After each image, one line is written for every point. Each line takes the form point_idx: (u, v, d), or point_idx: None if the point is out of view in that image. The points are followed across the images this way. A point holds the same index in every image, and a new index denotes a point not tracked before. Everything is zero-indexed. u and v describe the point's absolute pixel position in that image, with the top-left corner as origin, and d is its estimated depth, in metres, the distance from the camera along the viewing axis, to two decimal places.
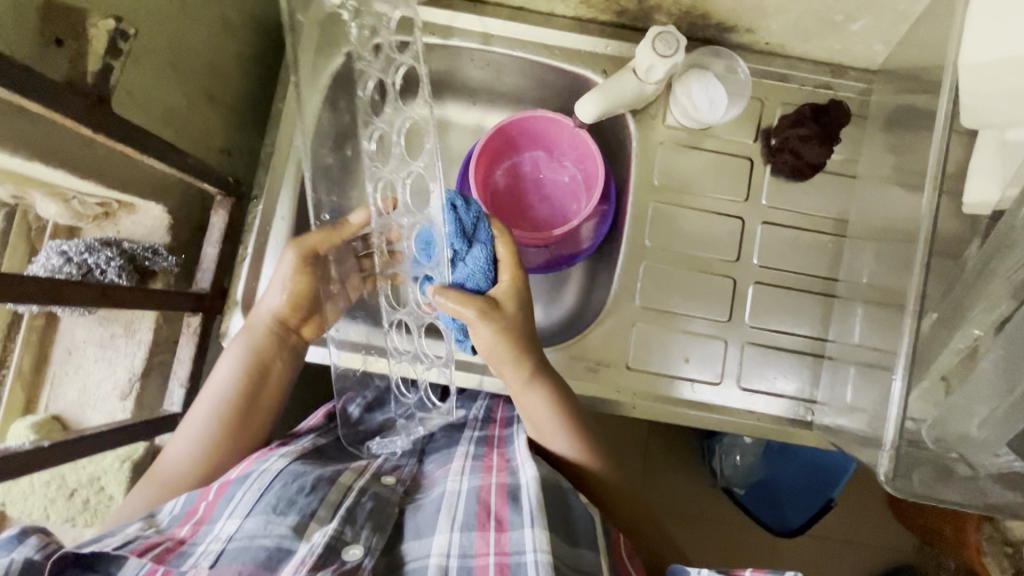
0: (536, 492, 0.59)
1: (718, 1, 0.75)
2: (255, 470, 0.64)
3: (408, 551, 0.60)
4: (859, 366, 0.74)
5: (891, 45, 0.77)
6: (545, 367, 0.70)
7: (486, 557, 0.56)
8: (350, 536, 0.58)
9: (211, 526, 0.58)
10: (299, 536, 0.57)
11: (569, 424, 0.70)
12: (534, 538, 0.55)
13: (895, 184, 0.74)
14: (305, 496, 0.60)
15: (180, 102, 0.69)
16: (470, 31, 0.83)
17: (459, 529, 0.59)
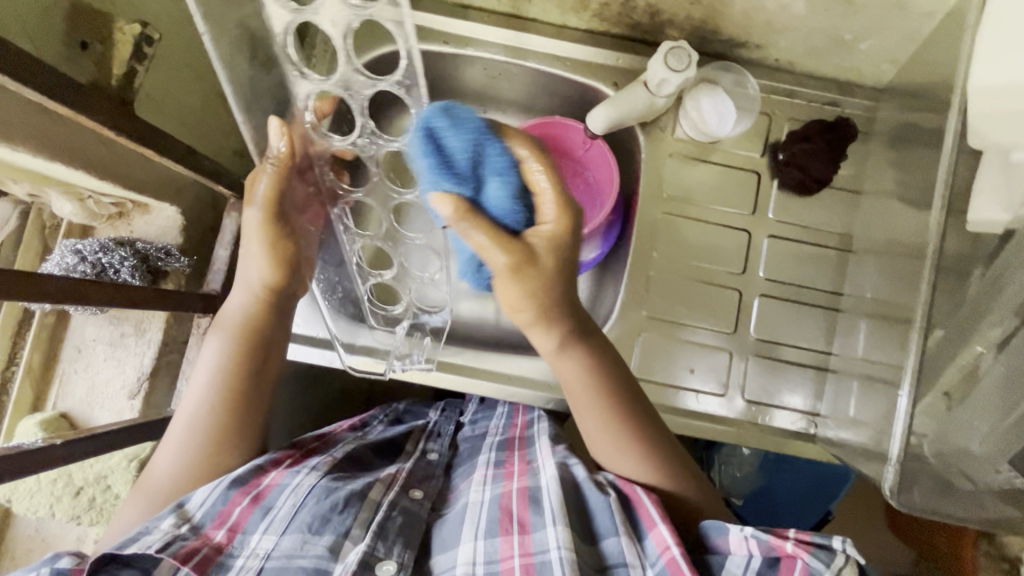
0: (559, 498, 0.60)
1: (729, 18, 0.76)
2: (288, 483, 0.63)
3: (436, 565, 0.61)
4: (863, 380, 0.75)
5: (898, 64, 0.78)
6: (592, 345, 0.66)
7: (510, 560, 0.57)
8: (383, 552, 0.59)
9: (246, 538, 0.59)
10: (335, 557, 0.58)
11: (619, 412, 0.66)
12: (556, 535, 0.57)
13: (900, 200, 0.75)
14: (339, 513, 0.61)
15: (197, 105, 0.69)
16: (483, 41, 0.83)
17: (483, 538, 0.60)
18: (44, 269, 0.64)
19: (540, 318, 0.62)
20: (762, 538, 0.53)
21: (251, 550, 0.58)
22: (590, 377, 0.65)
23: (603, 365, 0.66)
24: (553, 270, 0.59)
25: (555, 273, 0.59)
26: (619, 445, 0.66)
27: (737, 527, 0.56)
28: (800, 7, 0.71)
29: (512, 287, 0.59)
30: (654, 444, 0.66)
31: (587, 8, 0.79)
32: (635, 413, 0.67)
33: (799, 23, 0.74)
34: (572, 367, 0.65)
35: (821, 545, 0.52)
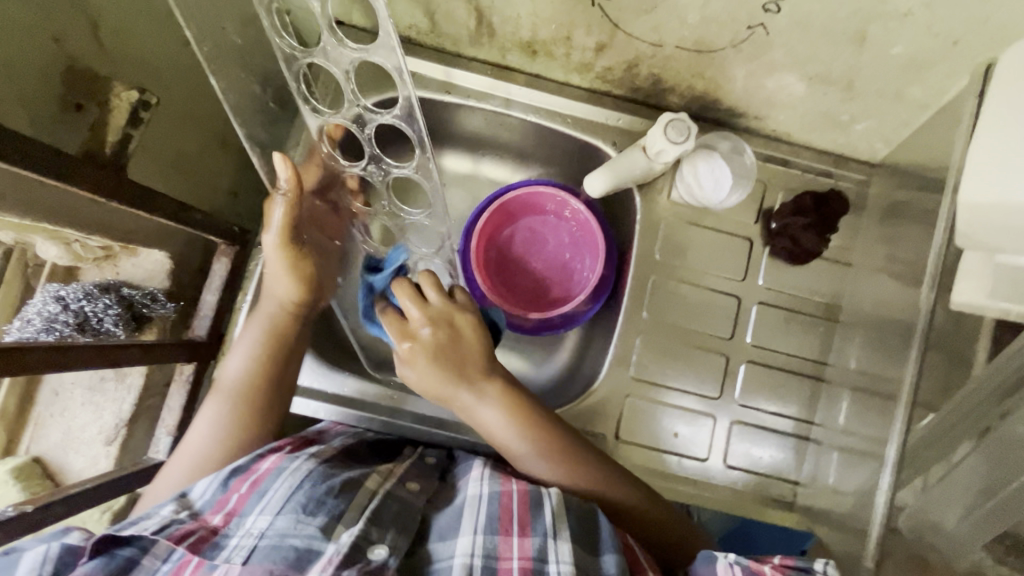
0: (559, 505, 0.60)
1: (729, 91, 0.76)
2: (286, 466, 0.62)
3: (434, 551, 0.58)
4: (843, 454, 0.76)
5: (892, 144, 0.79)
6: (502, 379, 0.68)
7: (510, 560, 0.55)
8: (377, 536, 0.57)
9: (242, 519, 0.57)
10: (327, 537, 0.55)
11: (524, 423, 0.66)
12: (557, 549, 0.56)
13: (888, 279, 0.76)
14: (334, 497, 0.59)
15: (193, 151, 0.69)
16: (486, 93, 0.83)
17: (483, 532, 0.58)
18: (25, 316, 0.63)
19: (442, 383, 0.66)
20: (743, 561, 0.55)
21: (246, 529, 0.56)
22: (506, 409, 0.67)
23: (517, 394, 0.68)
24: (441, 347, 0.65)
25: (472, 346, 0.66)
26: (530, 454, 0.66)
27: (721, 556, 0.56)
28: (800, 88, 0.72)
29: (422, 366, 0.66)
30: (564, 449, 0.67)
31: (591, 71, 0.79)
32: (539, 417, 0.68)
33: (798, 102, 0.75)
34: (490, 414, 0.66)
35: (801, 569, 0.55)
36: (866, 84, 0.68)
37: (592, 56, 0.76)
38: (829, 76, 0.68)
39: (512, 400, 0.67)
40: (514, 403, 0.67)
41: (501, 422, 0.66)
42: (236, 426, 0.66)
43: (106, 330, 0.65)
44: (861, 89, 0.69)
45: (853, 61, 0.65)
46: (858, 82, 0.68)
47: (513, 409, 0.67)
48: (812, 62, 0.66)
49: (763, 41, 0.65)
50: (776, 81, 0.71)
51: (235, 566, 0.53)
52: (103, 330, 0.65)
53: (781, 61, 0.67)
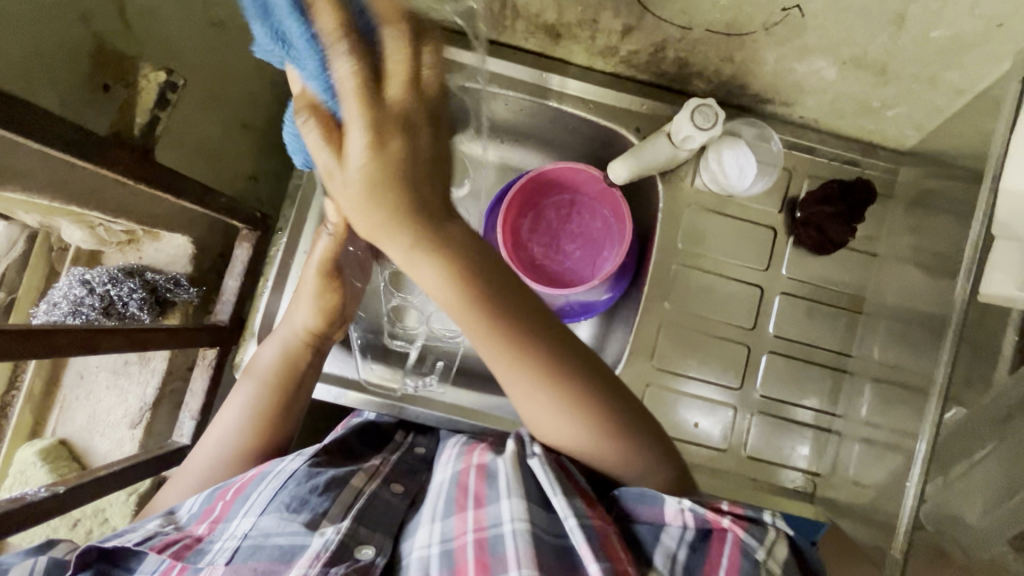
0: (513, 469, 0.60)
1: (757, 77, 0.74)
2: (272, 469, 0.62)
3: (410, 547, 0.59)
4: (865, 444, 0.76)
5: (923, 132, 0.77)
6: (459, 242, 0.50)
7: (464, 536, 0.55)
8: (364, 537, 0.58)
9: (227, 524, 0.59)
10: (312, 531, 0.57)
11: (549, 373, 0.57)
12: (511, 510, 0.55)
13: (915, 269, 0.75)
14: (319, 495, 0.60)
15: (215, 134, 0.69)
16: (507, 77, 0.82)
17: (439, 518, 0.58)
18: (54, 299, 0.65)
19: (380, 222, 0.46)
20: (699, 510, 0.54)
21: (229, 533, 0.58)
22: (490, 331, 0.54)
23: (510, 302, 0.54)
24: (381, 165, 0.43)
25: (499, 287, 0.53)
26: (545, 395, 0.58)
27: (672, 500, 0.55)
28: (832, 72, 0.70)
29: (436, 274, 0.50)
30: (585, 402, 0.59)
31: (615, 54, 0.78)
32: (557, 362, 0.57)
33: (828, 87, 0.73)
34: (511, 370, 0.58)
35: (755, 521, 0.54)
36: (900, 69, 0.66)
37: (618, 40, 0.74)
38: (863, 60, 0.66)
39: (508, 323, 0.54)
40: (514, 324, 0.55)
41: (443, 286, 0.50)
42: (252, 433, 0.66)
43: (131, 314, 0.66)
44: (895, 74, 0.67)
45: (890, 44, 0.63)
46: (892, 66, 0.66)
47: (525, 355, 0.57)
48: (848, 45, 0.64)
49: (797, 24, 0.63)
50: (807, 65, 0.70)
51: (218, 568, 0.55)
52: (128, 314, 0.66)
53: (815, 44, 0.66)
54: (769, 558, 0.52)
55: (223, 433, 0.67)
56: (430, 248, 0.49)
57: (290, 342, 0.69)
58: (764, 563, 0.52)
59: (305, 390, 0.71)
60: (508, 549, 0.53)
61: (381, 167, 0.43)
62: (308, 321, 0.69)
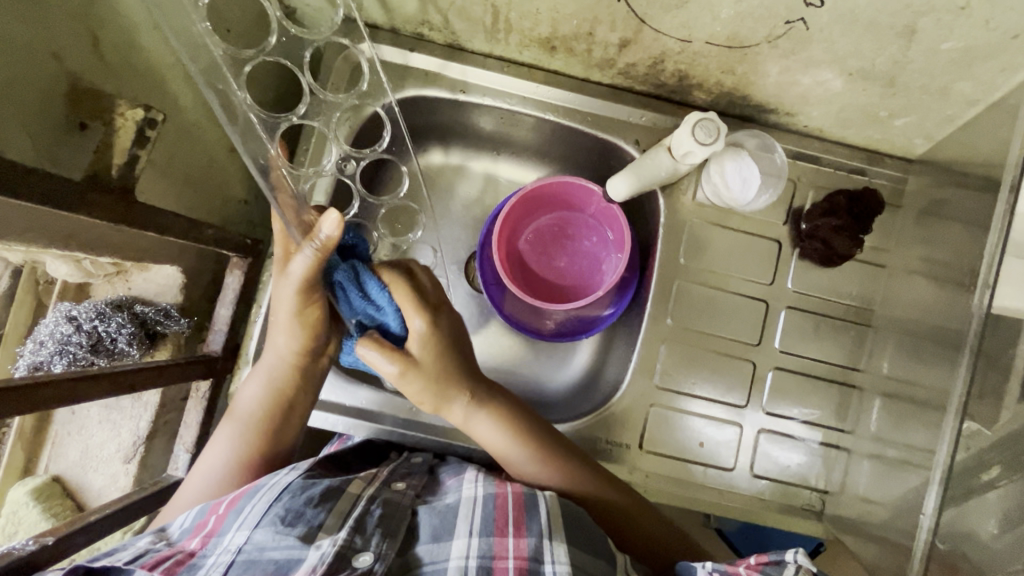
0: (555, 505, 0.62)
1: (760, 88, 0.72)
2: (264, 484, 0.62)
3: (424, 555, 0.58)
4: (875, 462, 0.74)
5: (932, 141, 0.74)
6: (493, 396, 0.73)
7: (506, 560, 0.56)
8: (361, 544, 0.56)
9: (220, 538, 0.56)
10: (308, 544, 0.56)
11: (521, 431, 0.71)
12: (554, 550, 0.57)
13: (926, 283, 0.73)
14: (314, 507, 0.59)
15: (201, 161, 0.67)
16: (500, 91, 0.80)
17: (477, 534, 0.58)
18: (40, 336, 0.64)
19: (442, 402, 0.70)
20: (722, 568, 0.55)
21: (224, 547, 0.56)
22: (498, 421, 0.71)
23: (507, 405, 0.73)
24: (433, 358, 0.68)
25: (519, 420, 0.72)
26: (521, 450, 0.70)
27: (701, 566, 0.57)
28: (838, 84, 0.67)
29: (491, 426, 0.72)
30: (559, 455, 0.71)
31: (613, 67, 0.75)
32: (531, 422, 0.72)
33: (834, 98, 0.70)
34: (519, 461, 0.70)
35: (775, 562, 0.53)
36: (910, 80, 0.64)
37: (616, 53, 0.72)
38: (871, 72, 0.64)
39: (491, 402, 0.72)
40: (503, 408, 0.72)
41: (496, 433, 0.71)
42: (245, 462, 0.67)
43: (121, 350, 0.65)
44: (903, 85, 0.65)
45: (899, 57, 0.61)
46: (901, 77, 0.64)
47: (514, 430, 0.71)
48: (855, 57, 0.62)
49: (802, 37, 0.61)
50: (813, 77, 0.67)
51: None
52: (117, 350, 0.65)
53: (820, 56, 0.63)
54: None
55: (210, 469, 0.66)
56: (477, 399, 0.72)
57: (268, 378, 0.68)
58: None
59: (299, 414, 0.70)
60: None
61: (434, 343, 0.67)
62: (291, 346, 0.65)
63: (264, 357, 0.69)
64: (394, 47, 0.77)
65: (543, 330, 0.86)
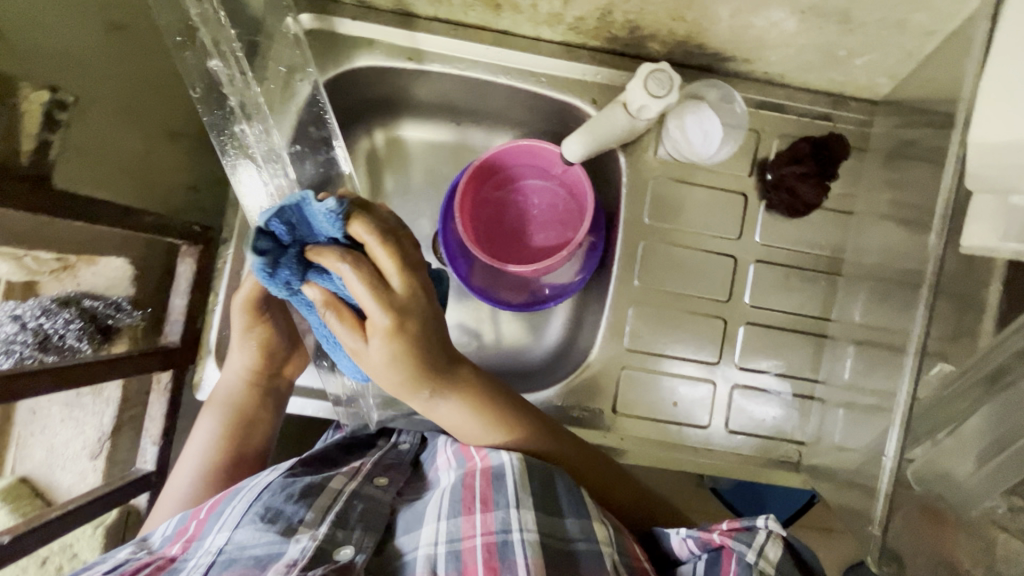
0: (521, 474, 0.59)
1: (713, 35, 0.69)
2: (244, 486, 0.62)
3: (402, 546, 0.58)
4: (850, 408, 0.73)
5: (896, 79, 0.72)
6: (461, 376, 0.67)
7: (473, 539, 0.55)
8: (343, 537, 0.57)
9: (201, 542, 0.58)
10: (287, 539, 0.56)
11: (485, 409, 0.67)
12: (521, 519, 0.56)
13: (895, 223, 0.71)
14: (294, 503, 0.59)
15: (139, 148, 0.65)
16: (449, 57, 0.78)
17: (446, 518, 0.57)
18: None
19: (408, 382, 0.63)
20: (696, 534, 0.56)
21: (204, 549, 0.56)
22: (465, 403, 0.66)
23: (469, 384, 0.67)
24: (396, 363, 0.61)
25: (422, 344, 0.62)
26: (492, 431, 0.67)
27: (677, 531, 0.59)
28: (792, 24, 0.65)
29: (449, 402, 0.66)
30: (526, 430, 0.67)
31: (562, 22, 0.72)
32: (487, 386, 0.68)
33: (790, 41, 0.68)
34: (463, 417, 0.67)
35: (747, 527, 0.53)
36: (864, 14, 0.61)
37: (561, 6, 0.69)
38: (824, 8, 0.61)
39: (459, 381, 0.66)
40: (469, 386, 0.67)
41: (460, 412, 0.67)
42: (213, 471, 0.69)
43: (70, 346, 0.63)
44: (858, 21, 0.62)
45: None
46: (854, 11, 0.61)
47: (471, 399, 0.67)
48: None
49: None
50: (765, 18, 0.64)
51: None
52: (66, 346, 0.63)
53: None
54: (761, 559, 0.51)
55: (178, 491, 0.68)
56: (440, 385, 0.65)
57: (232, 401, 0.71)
58: (756, 565, 0.51)
59: (261, 430, 0.73)
60: (516, 558, 0.54)
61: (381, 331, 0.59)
62: (248, 362, 0.71)
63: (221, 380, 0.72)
64: (339, 16, 0.75)
65: (528, 303, 0.84)
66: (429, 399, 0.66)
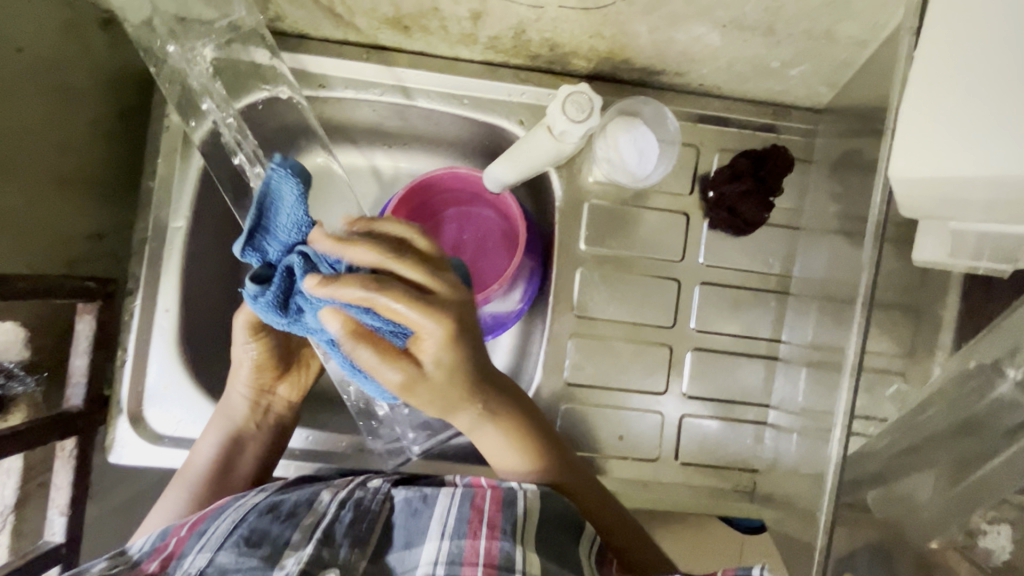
0: (534, 504, 0.55)
1: (637, 50, 0.65)
2: (229, 503, 0.57)
3: (393, 564, 0.53)
4: (799, 438, 0.69)
5: (836, 87, 0.67)
6: (506, 398, 0.61)
7: (474, 569, 0.50)
8: (329, 557, 0.52)
9: (180, 562, 0.52)
10: (271, 565, 0.51)
11: (524, 439, 0.62)
12: (527, 561, 0.50)
13: (838, 243, 0.67)
14: (279, 524, 0.54)
15: (21, 204, 0.59)
16: (365, 82, 0.73)
17: (448, 538, 0.52)
18: None
19: (454, 404, 0.57)
20: None
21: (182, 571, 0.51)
22: (505, 432, 0.61)
23: (514, 412, 0.61)
24: (445, 385, 0.54)
25: (469, 364, 0.54)
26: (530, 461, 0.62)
27: None
28: (715, 38, 0.60)
29: (490, 428, 0.60)
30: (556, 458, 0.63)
31: (477, 42, 0.67)
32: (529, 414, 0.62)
33: (717, 54, 0.63)
34: (493, 439, 0.61)
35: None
36: (789, 26, 0.56)
37: (472, 26, 0.64)
38: (745, 22, 0.56)
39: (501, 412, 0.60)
40: (513, 412, 0.62)
41: (501, 444, 0.61)
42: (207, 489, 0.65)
43: None
44: (784, 33, 0.58)
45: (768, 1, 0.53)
46: (778, 24, 0.56)
47: (513, 427, 0.61)
48: (721, 7, 0.55)
49: None
50: (686, 33, 0.60)
51: None
52: None
53: (683, 10, 0.56)
54: None
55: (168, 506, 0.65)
56: (488, 407, 0.59)
57: (236, 419, 0.68)
58: None
59: (262, 446, 0.70)
60: None
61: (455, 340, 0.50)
62: (251, 377, 0.69)
63: (228, 396, 0.69)
64: None
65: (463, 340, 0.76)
66: (468, 422, 0.60)
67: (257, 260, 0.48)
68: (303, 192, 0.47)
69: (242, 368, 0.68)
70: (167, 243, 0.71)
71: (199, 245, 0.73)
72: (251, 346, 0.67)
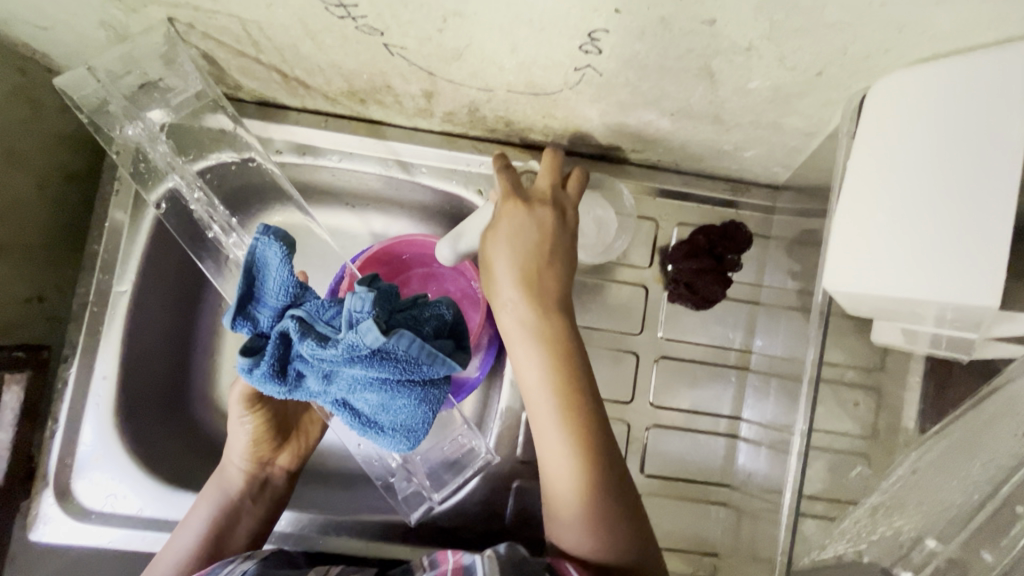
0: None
1: (592, 130, 0.65)
2: None
3: None
4: (755, 526, 0.66)
5: (791, 169, 0.67)
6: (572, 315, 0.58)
7: None
8: None
9: None
10: None
11: (569, 413, 0.54)
12: None
13: (791, 326, 0.66)
14: None
15: None
16: (323, 149, 0.72)
17: None
18: None
19: (526, 289, 0.57)
20: None
21: None
22: (552, 360, 0.55)
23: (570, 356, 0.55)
24: (546, 309, 0.56)
25: (541, 271, 0.57)
26: (552, 422, 0.54)
27: None
28: (666, 123, 0.60)
29: (536, 354, 0.56)
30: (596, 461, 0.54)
31: (434, 115, 0.67)
32: (580, 380, 0.55)
33: (670, 136, 0.63)
34: (533, 364, 0.56)
35: None
36: (735, 117, 0.56)
37: (426, 103, 0.64)
38: (692, 111, 0.57)
39: (545, 328, 0.56)
40: (560, 341, 0.56)
41: (542, 394, 0.55)
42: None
43: None
44: (731, 123, 0.58)
45: (711, 96, 0.53)
46: (725, 115, 0.56)
47: (561, 367, 0.55)
48: (666, 98, 0.55)
49: (600, 82, 0.53)
50: (637, 117, 0.60)
51: None
52: None
53: (630, 99, 0.56)
54: None
55: None
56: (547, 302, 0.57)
57: (229, 490, 0.62)
58: None
59: (253, 523, 0.64)
60: None
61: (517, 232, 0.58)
62: (246, 444, 0.63)
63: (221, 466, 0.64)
64: None
65: None
66: (530, 321, 0.56)
67: (248, 331, 0.46)
68: (289, 255, 0.45)
69: (235, 439, 0.63)
70: (110, 308, 0.70)
71: (144, 310, 0.71)
72: (247, 422, 0.62)
